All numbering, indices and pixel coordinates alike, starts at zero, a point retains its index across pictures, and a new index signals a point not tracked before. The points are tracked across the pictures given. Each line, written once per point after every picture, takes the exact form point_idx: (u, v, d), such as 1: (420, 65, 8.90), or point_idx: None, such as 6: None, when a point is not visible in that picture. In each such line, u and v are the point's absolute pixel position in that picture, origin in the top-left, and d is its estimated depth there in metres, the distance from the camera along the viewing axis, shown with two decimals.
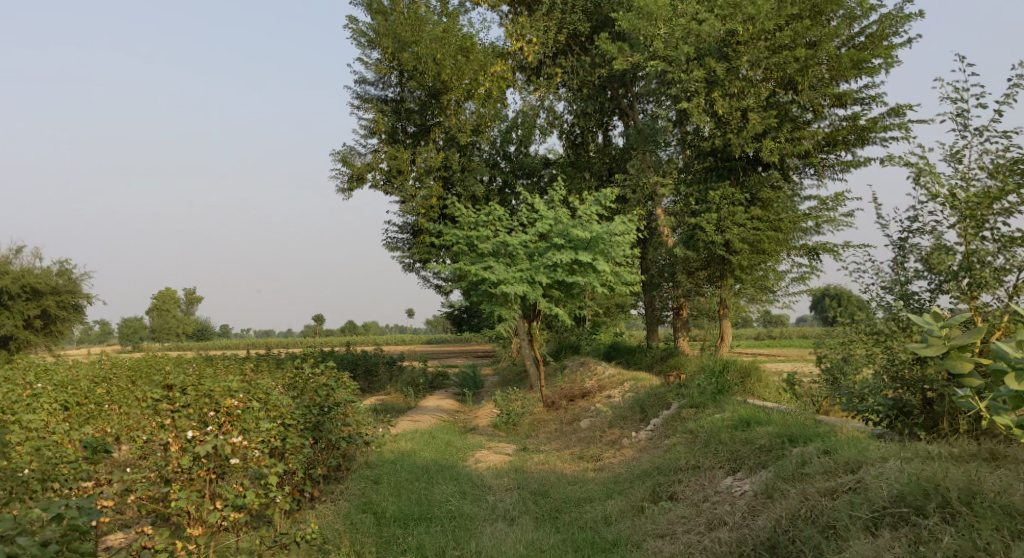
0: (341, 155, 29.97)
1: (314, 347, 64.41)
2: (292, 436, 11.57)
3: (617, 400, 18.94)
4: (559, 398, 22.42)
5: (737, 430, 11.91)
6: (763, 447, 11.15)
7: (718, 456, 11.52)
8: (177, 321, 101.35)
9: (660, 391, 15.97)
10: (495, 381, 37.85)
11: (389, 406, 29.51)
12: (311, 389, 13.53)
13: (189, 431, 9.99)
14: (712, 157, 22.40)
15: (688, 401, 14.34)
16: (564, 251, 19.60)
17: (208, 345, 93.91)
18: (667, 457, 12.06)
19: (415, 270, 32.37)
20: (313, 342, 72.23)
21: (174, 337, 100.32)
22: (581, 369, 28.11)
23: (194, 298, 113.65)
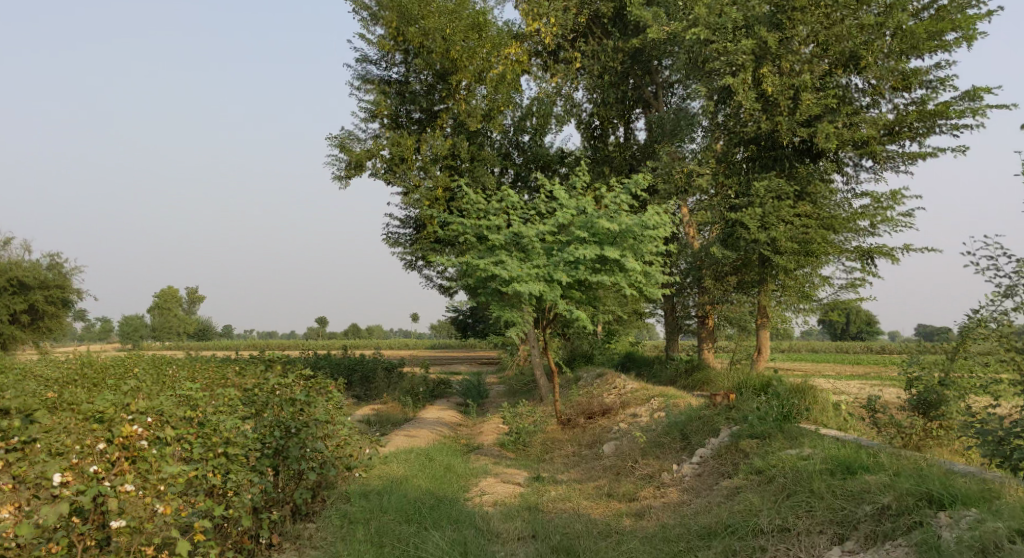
0: (339, 139, 27.25)
1: (318, 349, 61.90)
2: (235, 472, 9.12)
3: (645, 421, 16.26)
4: (575, 416, 19.72)
5: (834, 478, 9.19)
6: (887, 509, 8.46)
7: (813, 516, 8.83)
8: (179, 320, 98.69)
9: (705, 414, 13.26)
10: (500, 392, 35.14)
11: (385, 418, 26.88)
12: (276, 404, 10.88)
13: (58, 473, 7.80)
14: (756, 146, 19.70)
15: (745, 428, 11.63)
16: (588, 246, 16.94)
17: (209, 345, 91.34)
18: (734, 509, 9.41)
19: (417, 268, 29.71)
20: (315, 345, 69.64)
21: (174, 336, 97.71)
22: (597, 382, 25.39)
23: (196, 298, 111.18)
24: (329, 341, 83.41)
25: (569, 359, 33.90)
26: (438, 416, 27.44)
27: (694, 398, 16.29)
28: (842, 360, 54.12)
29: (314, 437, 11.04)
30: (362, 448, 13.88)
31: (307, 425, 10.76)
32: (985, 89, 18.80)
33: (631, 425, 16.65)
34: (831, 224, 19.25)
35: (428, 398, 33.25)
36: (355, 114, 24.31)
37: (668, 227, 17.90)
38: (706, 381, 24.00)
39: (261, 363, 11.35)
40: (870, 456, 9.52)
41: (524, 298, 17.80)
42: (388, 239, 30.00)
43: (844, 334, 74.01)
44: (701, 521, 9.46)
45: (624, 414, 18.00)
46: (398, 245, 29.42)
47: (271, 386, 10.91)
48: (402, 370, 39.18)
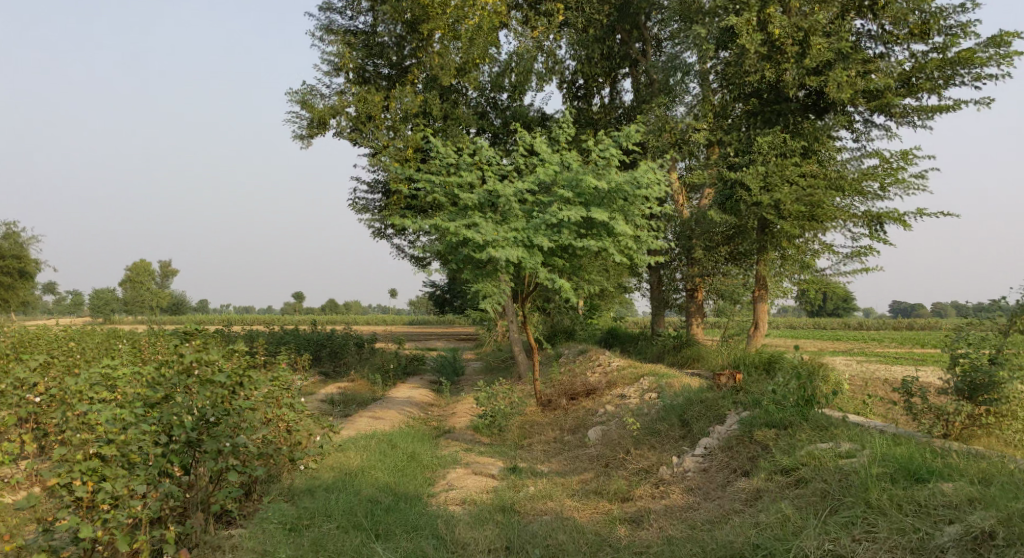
0: (301, 94, 25.52)
1: (290, 324, 59.83)
2: (112, 479, 8.05)
3: (636, 403, 14.54)
4: (555, 397, 17.96)
5: (912, 495, 7.82)
6: (992, 541, 7.21)
7: (876, 539, 7.57)
8: (151, 295, 95.94)
9: (707, 396, 11.55)
10: (477, 368, 33.35)
11: (352, 397, 25.02)
12: (189, 387, 9.11)
13: None
14: (757, 99, 18.01)
15: (758, 414, 9.88)
16: (573, 207, 15.01)
17: (180, 320, 88.86)
18: (763, 525, 8.04)
19: (387, 237, 27.70)
20: (288, 320, 67.44)
21: (146, 311, 95.13)
22: (579, 360, 23.64)
23: (169, 271, 108.50)
24: (303, 317, 81.22)
25: (549, 335, 32.11)
26: (408, 395, 25.60)
27: (691, 378, 14.56)
28: (833, 336, 52.39)
29: (244, 426, 9.41)
30: (311, 435, 12.07)
31: (229, 414, 9.07)
32: (1013, 35, 17.39)
33: (618, 410, 14.93)
34: (838, 186, 17.48)
35: (399, 375, 31.36)
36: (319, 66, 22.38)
37: (663, 187, 16.06)
38: (697, 359, 22.23)
39: (174, 335, 9.54)
40: (946, 471, 8.06)
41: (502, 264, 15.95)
42: (355, 205, 28.00)
43: (826, 311, 72.80)
44: (721, 540, 7.96)
45: (610, 396, 16.27)
46: (366, 212, 27.41)
47: (183, 366, 9.12)
48: (373, 346, 37.21)
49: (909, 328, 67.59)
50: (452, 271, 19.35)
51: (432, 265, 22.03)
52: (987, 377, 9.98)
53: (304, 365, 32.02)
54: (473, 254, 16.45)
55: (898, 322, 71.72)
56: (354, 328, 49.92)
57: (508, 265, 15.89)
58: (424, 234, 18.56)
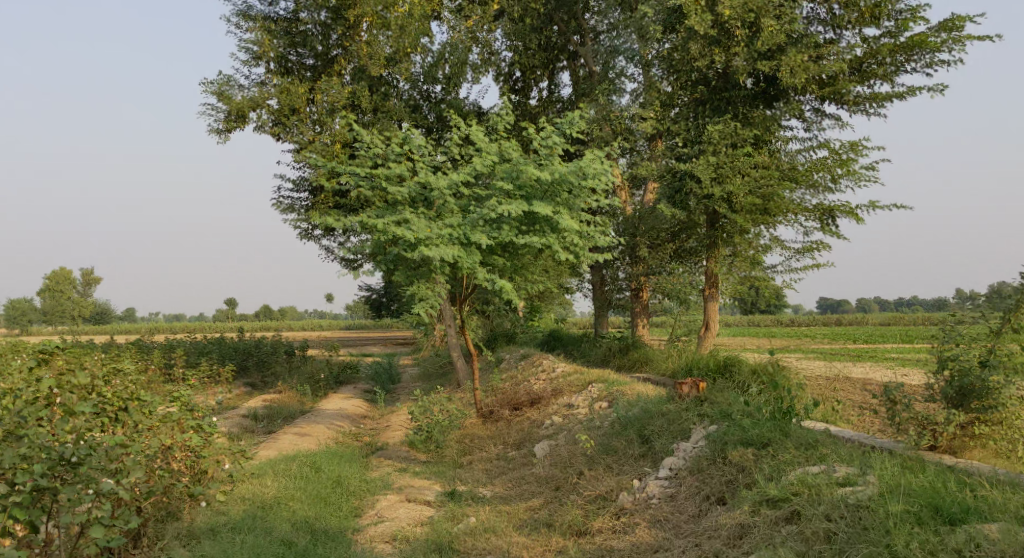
0: (219, 86, 24.99)
1: (218, 332, 57.55)
2: None
3: (585, 416, 13.39)
4: (496, 407, 16.65)
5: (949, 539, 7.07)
6: None
7: None
8: (74, 304, 92.13)
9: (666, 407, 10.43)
10: (414, 375, 31.93)
11: (279, 410, 23.47)
12: (44, 416, 8.34)
13: None
14: (704, 87, 16.88)
15: (731, 429, 8.95)
16: (514, 201, 13.84)
17: (104, 330, 85.37)
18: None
19: (315, 237, 26.14)
20: (218, 328, 65.05)
21: (69, 321, 91.28)
22: (521, 365, 22.44)
23: (93, 280, 104.53)
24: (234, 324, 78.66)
25: (488, 339, 30.83)
26: (340, 407, 24.10)
27: (644, 386, 13.46)
28: (773, 334, 51.88)
29: (116, 464, 8.57)
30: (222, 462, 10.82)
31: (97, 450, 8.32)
32: (963, 20, 16.55)
33: (566, 422, 13.80)
34: (790, 177, 16.35)
35: (331, 385, 29.75)
36: (236, 57, 21.14)
37: (611, 177, 14.91)
38: (644, 363, 21.10)
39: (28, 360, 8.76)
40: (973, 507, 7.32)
41: (438, 263, 14.61)
42: (280, 205, 26.36)
43: (763, 309, 72.84)
44: None
45: (556, 406, 15.11)
46: (292, 212, 25.77)
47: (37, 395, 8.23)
48: (304, 353, 35.51)
49: (845, 324, 67.88)
50: (384, 273, 17.99)
51: (362, 267, 20.55)
52: (977, 380, 9.40)
53: (228, 376, 30.17)
54: (407, 254, 15.15)
55: (835, 319, 71.90)
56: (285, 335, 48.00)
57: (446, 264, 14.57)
58: (353, 232, 17.20)
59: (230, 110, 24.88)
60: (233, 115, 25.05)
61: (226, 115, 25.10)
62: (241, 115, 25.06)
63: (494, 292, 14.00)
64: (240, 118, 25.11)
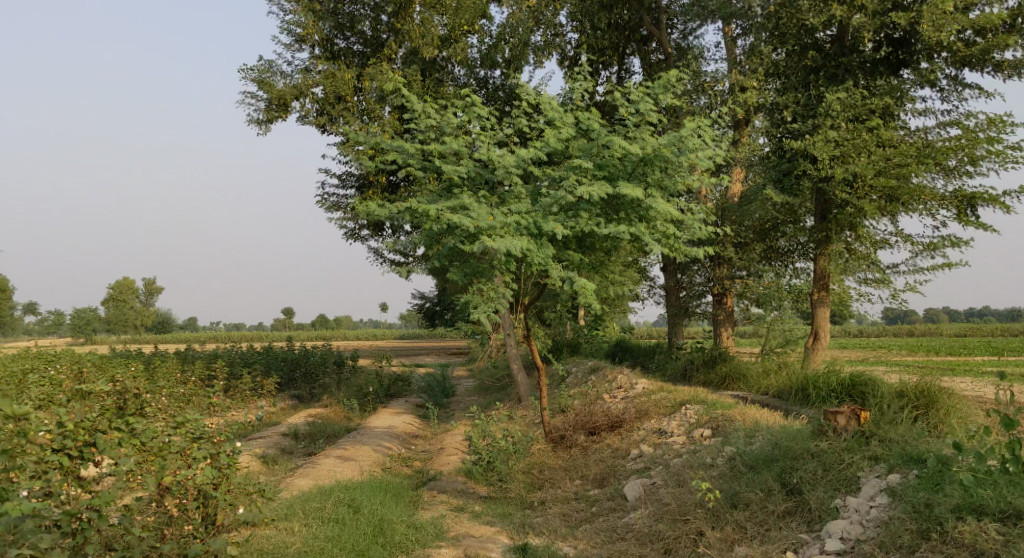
0: (258, 73, 22.94)
1: (272, 343, 55.82)
2: None
3: (686, 449, 10.89)
4: (566, 431, 14.08)
5: None
6: None
7: None
8: (135, 314, 91.69)
9: (828, 448, 9.39)
10: (469, 388, 29.53)
11: (324, 427, 21.29)
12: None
13: None
14: (816, 53, 14.69)
15: (947, 494, 8.23)
16: (595, 181, 11.47)
17: (162, 340, 84.67)
18: None
19: (363, 238, 23.94)
20: (272, 339, 63.37)
21: (130, 330, 90.71)
22: (590, 380, 19.89)
23: (154, 290, 104.38)
24: (289, 335, 77.13)
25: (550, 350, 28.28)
26: (389, 424, 21.78)
27: (764, 416, 10.86)
28: (852, 346, 48.28)
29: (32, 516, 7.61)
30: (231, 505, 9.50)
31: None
32: None
33: (658, 455, 11.31)
34: (927, 155, 13.49)
35: (381, 399, 27.44)
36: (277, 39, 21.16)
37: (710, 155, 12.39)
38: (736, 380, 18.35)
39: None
40: None
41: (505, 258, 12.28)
42: (324, 203, 24.23)
43: (835, 320, 69.04)
44: None
45: (642, 433, 12.56)
46: (338, 210, 23.58)
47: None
48: (353, 364, 33.27)
49: (924, 335, 63.84)
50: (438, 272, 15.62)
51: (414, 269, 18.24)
52: None
53: (271, 389, 28.01)
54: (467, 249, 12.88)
55: (913, 328, 67.71)
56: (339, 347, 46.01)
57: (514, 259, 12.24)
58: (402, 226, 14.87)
59: (271, 99, 22.83)
60: (273, 105, 23.00)
61: (268, 104, 23.06)
62: (283, 104, 22.98)
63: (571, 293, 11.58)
64: (282, 107, 23.04)
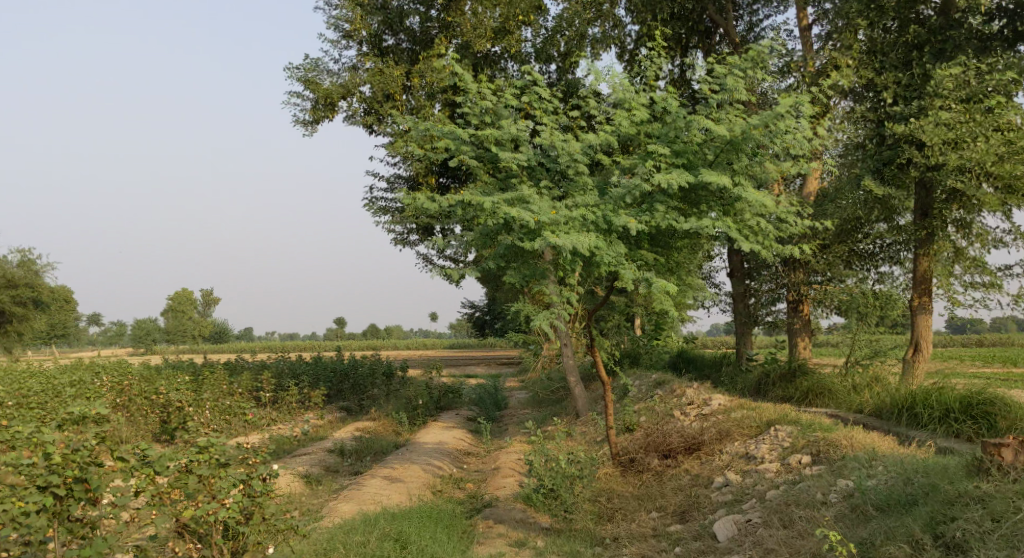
0: (304, 72, 21.82)
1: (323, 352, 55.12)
2: None
3: (791, 483, 9.48)
4: (635, 453, 12.70)
5: None
6: None
7: None
8: (192, 324, 92.09)
9: (995, 491, 8.18)
10: (523, 401, 28.18)
11: (372, 443, 20.07)
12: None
13: None
14: (917, 31, 15.16)
15: None
16: (675, 170, 10.17)
17: (217, 349, 84.92)
18: None
19: (412, 243, 22.73)
20: (323, 348, 62.78)
21: (189, 339, 91.22)
22: (657, 394, 18.39)
23: (209, 300, 105.00)
24: (342, 344, 76.71)
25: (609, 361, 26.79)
26: (440, 440, 20.53)
27: (887, 445, 9.96)
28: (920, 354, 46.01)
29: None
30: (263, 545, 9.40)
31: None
32: None
33: (748, 484, 9.92)
34: None
35: (432, 412, 26.17)
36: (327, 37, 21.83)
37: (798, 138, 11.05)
38: (820, 394, 16.83)
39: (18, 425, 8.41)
40: None
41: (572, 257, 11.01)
42: (372, 207, 23.08)
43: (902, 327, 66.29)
44: None
45: (726, 455, 11.14)
46: (386, 215, 22.41)
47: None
48: (403, 374, 32.08)
49: (996, 344, 61.02)
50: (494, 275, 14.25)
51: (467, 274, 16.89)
52: None
53: (318, 402, 26.91)
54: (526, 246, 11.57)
55: (982, 336, 64.80)
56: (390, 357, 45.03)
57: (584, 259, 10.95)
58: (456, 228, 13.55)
59: (317, 98, 21.70)
60: (320, 104, 21.89)
61: (314, 103, 21.98)
62: (330, 103, 21.85)
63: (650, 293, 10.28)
64: (329, 107, 21.91)
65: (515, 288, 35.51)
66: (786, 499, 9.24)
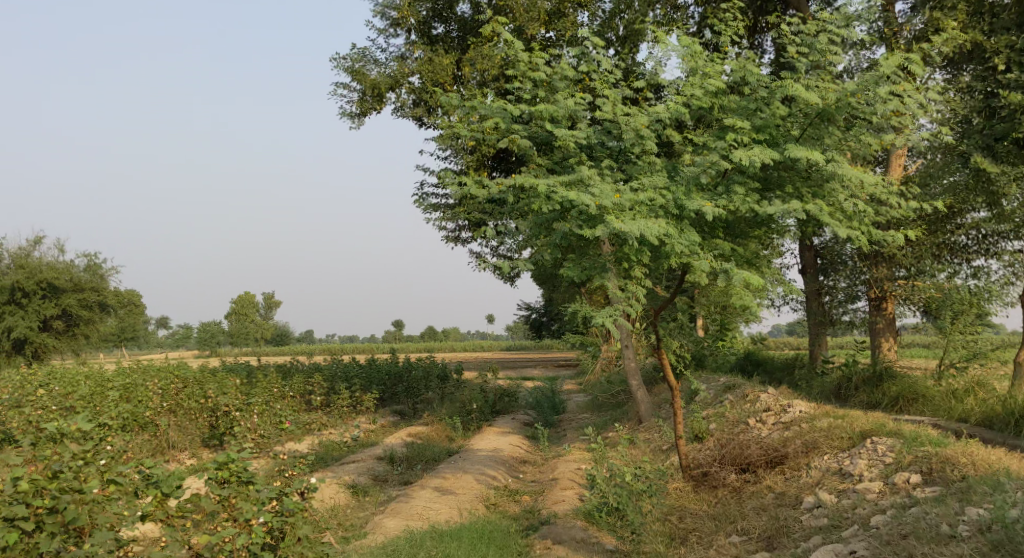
0: (351, 62, 20.88)
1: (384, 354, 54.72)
2: None
3: (900, 515, 8.19)
4: (708, 468, 11.48)
5: None
6: None
7: None
8: (255, 326, 92.65)
9: None
10: (582, 404, 26.94)
11: (425, 449, 19.01)
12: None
13: None
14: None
15: None
16: None
17: (280, 351, 85.30)
18: None
19: (464, 242, 21.68)
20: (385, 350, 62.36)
21: (252, 341, 91.84)
22: (728, 398, 17.01)
23: (272, 302, 105.79)
24: (403, 345, 76.41)
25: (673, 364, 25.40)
26: (495, 446, 19.41)
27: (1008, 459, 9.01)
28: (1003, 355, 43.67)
29: None
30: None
31: None
32: None
33: (846, 508, 8.73)
34: None
35: (487, 416, 25.05)
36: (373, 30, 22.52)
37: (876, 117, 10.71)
38: (912, 400, 15.41)
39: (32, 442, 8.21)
40: None
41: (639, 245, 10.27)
42: (422, 204, 22.07)
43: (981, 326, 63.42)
44: None
45: (816, 471, 9.87)
46: (437, 211, 21.40)
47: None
48: (459, 377, 31.07)
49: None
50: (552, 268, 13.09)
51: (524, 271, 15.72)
52: None
53: (371, 406, 26.00)
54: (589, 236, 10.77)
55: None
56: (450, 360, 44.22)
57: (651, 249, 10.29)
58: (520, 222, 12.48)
59: (364, 89, 20.77)
60: (367, 96, 20.96)
61: (361, 95, 21.06)
62: (378, 95, 20.92)
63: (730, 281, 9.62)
64: (376, 99, 20.96)
65: (573, 287, 34.20)
66: (897, 530, 7.95)
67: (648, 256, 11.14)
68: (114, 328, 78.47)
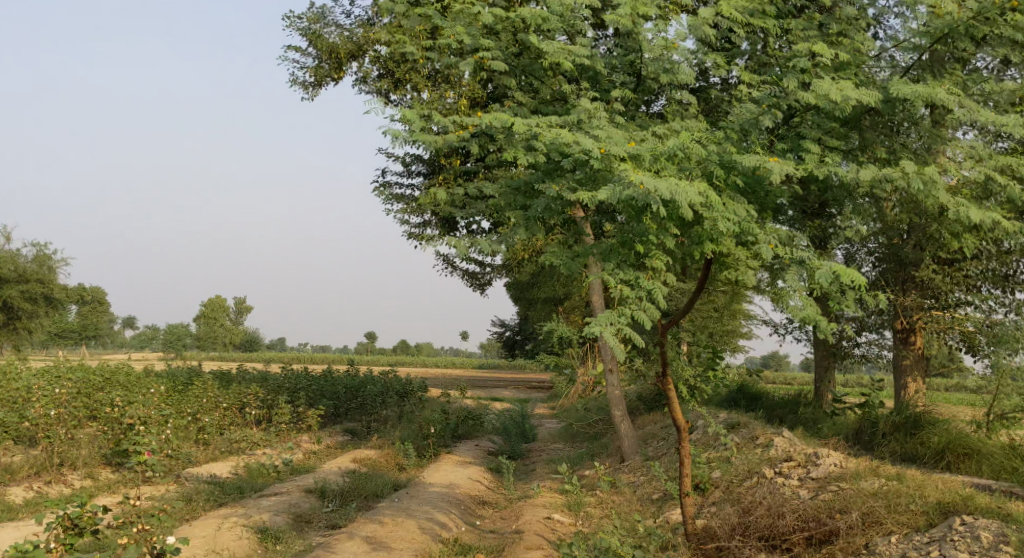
0: (307, 22, 17.93)
1: (356, 366, 51.71)
2: None
3: None
4: (723, 539, 8.90)
5: None
6: None
7: None
8: (225, 331, 88.99)
9: None
10: (555, 432, 24.03)
11: (367, 479, 15.94)
12: None
13: None
14: None
15: None
16: None
17: (247, 357, 81.86)
18: None
19: (429, 239, 18.68)
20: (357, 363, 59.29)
21: (220, 347, 88.24)
22: (732, 439, 14.10)
23: (244, 307, 102.39)
24: (376, 358, 73.35)
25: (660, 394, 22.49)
26: (450, 481, 16.34)
27: None
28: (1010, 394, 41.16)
29: None
30: None
31: None
32: None
33: None
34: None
35: (447, 442, 21.98)
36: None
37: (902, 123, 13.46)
38: (963, 456, 12.65)
39: None
40: None
41: (692, 224, 9.69)
42: (383, 193, 19.08)
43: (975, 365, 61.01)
44: None
45: None
46: (400, 202, 18.41)
47: None
48: (422, 396, 28.04)
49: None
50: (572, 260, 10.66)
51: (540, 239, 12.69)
52: None
53: (315, 424, 22.91)
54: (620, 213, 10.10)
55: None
56: (422, 376, 41.15)
57: (714, 235, 9.45)
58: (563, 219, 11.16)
59: (321, 54, 17.84)
60: (325, 62, 18.07)
61: (318, 61, 18.10)
62: (337, 62, 18.00)
63: (824, 270, 9.91)
64: (335, 66, 18.02)
65: (552, 304, 31.29)
66: None
67: (673, 237, 9.54)
68: (73, 324, 74.87)
